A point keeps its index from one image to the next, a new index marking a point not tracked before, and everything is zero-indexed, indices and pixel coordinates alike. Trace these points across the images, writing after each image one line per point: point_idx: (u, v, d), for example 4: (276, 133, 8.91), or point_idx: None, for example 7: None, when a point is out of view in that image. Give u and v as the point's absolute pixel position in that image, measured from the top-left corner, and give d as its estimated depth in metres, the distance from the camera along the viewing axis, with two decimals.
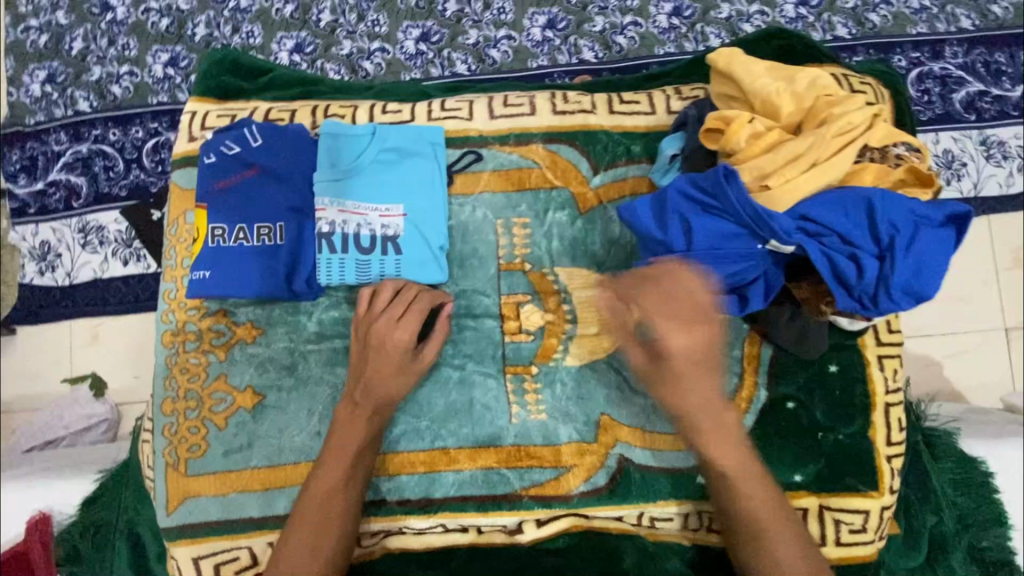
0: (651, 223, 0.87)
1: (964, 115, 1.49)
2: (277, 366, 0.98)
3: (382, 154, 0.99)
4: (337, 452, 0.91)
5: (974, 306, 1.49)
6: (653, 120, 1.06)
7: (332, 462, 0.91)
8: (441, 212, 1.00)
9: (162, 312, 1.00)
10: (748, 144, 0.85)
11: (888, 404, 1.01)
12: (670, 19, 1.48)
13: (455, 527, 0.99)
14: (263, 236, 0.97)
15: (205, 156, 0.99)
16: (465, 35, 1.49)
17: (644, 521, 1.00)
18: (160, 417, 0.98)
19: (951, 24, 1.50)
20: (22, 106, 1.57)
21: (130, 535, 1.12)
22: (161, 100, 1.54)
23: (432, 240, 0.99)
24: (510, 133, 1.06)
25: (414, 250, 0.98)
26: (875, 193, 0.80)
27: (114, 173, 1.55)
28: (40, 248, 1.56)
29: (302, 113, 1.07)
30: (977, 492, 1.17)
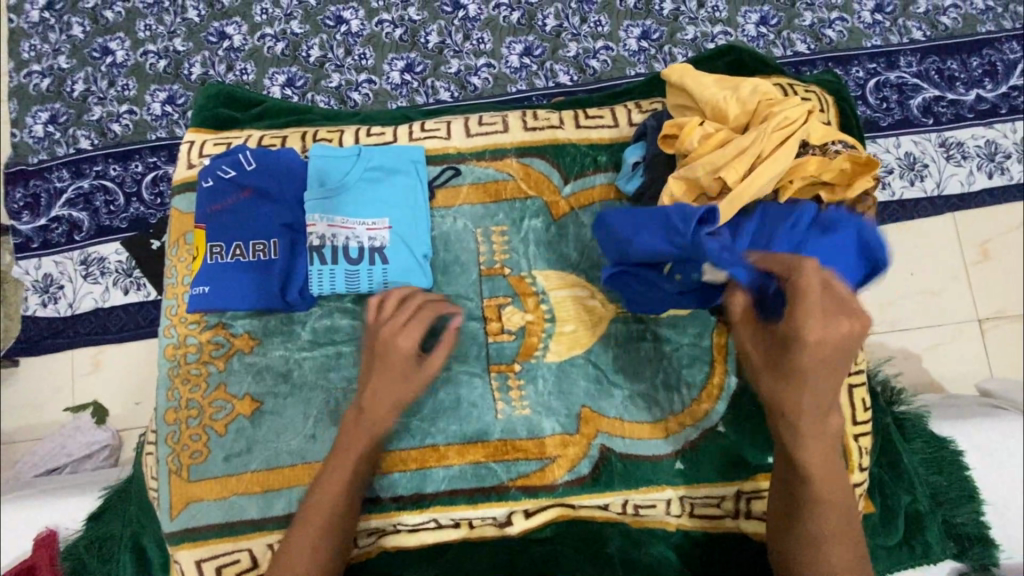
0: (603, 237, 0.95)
1: (922, 120, 1.59)
2: (274, 374, 1.04)
3: (367, 172, 1.08)
4: (343, 457, 0.96)
5: (946, 298, 1.57)
6: (616, 132, 1.14)
7: (336, 465, 0.95)
8: (424, 223, 1.08)
9: (164, 327, 1.06)
10: (700, 144, 0.92)
11: (851, 385, 1.07)
12: (639, 42, 1.59)
13: (447, 521, 1.03)
14: (258, 252, 1.04)
15: (204, 179, 1.07)
16: (447, 65, 1.60)
17: (629, 509, 1.05)
18: (163, 427, 1.03)
19: (904, 36, 1.61)
20: (26, 146, 1.66)
21: (134, 548, 1.16)
22: (160, 135, 1.63)
23: (416, 250, 1.07)
24: (486, 149, 1.14)
25: (398, 259, 1.06)
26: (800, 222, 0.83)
27: (115, 207, 1.62)
28: (42, 281, 1.62)
29: (292, 139, 1.16)
30: (948, 470, 1.23)
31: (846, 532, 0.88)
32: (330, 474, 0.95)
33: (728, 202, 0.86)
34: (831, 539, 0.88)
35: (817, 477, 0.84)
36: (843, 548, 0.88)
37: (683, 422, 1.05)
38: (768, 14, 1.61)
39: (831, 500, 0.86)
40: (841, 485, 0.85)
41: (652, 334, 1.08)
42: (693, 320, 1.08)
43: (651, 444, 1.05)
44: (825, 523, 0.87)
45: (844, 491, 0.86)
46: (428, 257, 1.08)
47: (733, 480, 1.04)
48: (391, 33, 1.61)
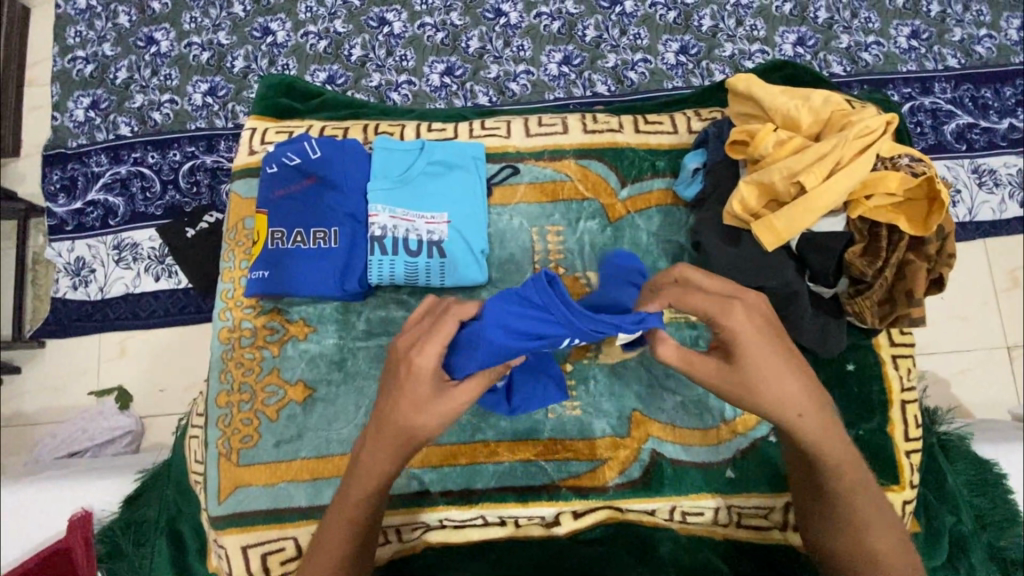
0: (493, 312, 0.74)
1: (955, 145, 1.59)
2: (327, 362, 1.04)
3: (428, 166, 1.08)
4: (367, 463, 0.86)
5: (978, 322, 1.56)
6: (675, 139, 1.15)
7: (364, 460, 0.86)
8: (482, 219, 1.08)
9: (219, 310, 1.07)
10: (775, 149, 0.93)
11: (904, 401, 1.06)
12: (677, 56, 1.61)
13: (495, 519, 1.02)
14: (319, 240, 1.05)
15: (268, 166, 1.08)
16: (486, 70, 1.61)
17: (676, 515, 1.04)
18: (213, 409, 1.02)
19: (939, 63, 1.62)
20: (66, 130, 1.67)
21: (168, 533, 1.15)
22: (199, 126, 1.64)
23: (474, 245, 1.06)
24: (545, 149, 1.15)
25: (456, 253, 1.05)
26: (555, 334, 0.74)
27: (151, 194, 1.62)
28: (74, 264, 1.62)
29: (354, 131, 1.17)
30: (992, 492, 1.22)
31: (880, 513, 0.87)
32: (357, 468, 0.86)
33: (804, 207, 0.88)
34: (865, 522, 0.87)
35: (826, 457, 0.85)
36: (881, 530, 0.87)
37: (736, 430, 1.04)
38: (806, 34, 1.62)
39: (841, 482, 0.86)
40: (853, 466, 0.86)
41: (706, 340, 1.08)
42: None
43: (700, 450, 1.04)
44: (856, 514, 0.87)
45: (856, 470, 0.86)
46: (484, 253, 1.07)
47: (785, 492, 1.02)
48: (433, 36, 1.63)
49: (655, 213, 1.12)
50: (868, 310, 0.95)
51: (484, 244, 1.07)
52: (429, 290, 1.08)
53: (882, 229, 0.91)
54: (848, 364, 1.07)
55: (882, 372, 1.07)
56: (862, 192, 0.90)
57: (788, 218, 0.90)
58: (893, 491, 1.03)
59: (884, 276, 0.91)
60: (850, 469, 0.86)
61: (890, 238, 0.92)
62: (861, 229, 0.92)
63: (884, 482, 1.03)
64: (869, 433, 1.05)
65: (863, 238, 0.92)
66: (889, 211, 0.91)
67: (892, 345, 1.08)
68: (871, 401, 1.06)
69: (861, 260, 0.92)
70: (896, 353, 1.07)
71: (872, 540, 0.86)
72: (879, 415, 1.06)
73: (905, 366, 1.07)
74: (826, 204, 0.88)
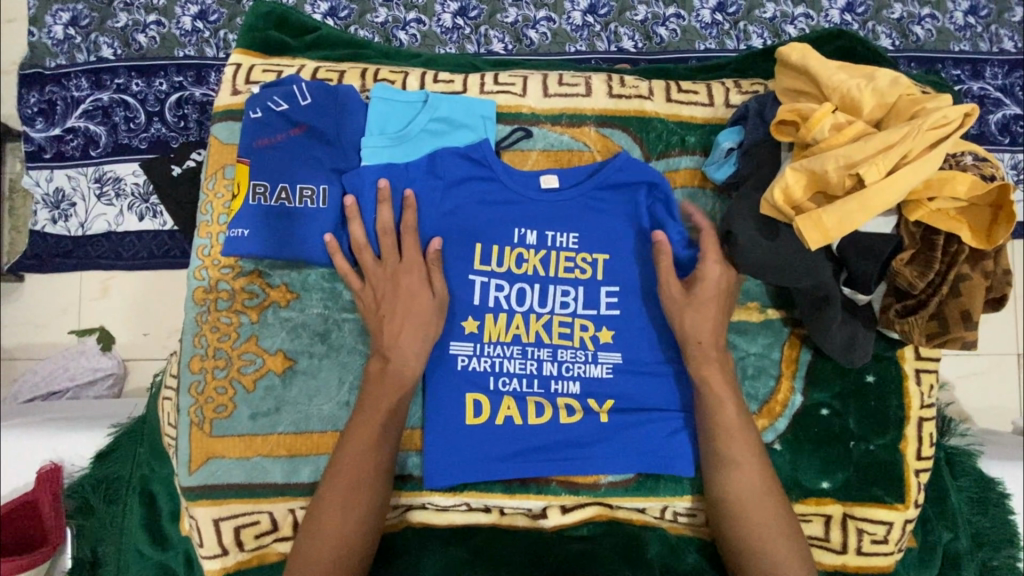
0: (462, 300, 0.95)
1: (997, 138, 1.45)
2: (310, 333, 0.97)
3: (431, 122, 0.97)
4: (332, 497, 0.88)
5: (995, 329, 1.48)
6: (711, 112, 1.03)
7: (360, 438, 0.90)
8: (489, 210, 0.96)
9: (194, 268, 0.98)
10: (829, 135, 0.82)
11: (921, 418, 1.00)
12: (713, 14, 1.44)
13: (479, 506, 1.00)
14: (305, 198, 0.94)
15: (252, 110, 0.96)
16: (504, 13, 1.44)
17: (667, 515, 1.01)
18: (186, 374, 0.95)
19: (994, 45, 1.46)
20: (42, 48, 1.49)
21: (142, 491, 1.09)
22: (188, 54, 1.48)
23: (479, 244, 0.96)
24: (564, 113, 1.03)
25: (457, 251, 0.96)
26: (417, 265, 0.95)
27: (135, 125, 1.49)
28: (53, 196, 1.49)
29: (351, 75, 1.05)
30: (992, 511, 1.19)
31: (780, 522, 0.90)
32: (354, 433, 0.90)
33: (860, 204, 0.77)
34: (781, 551, 0.89)
35: (728, 455, 0.92)
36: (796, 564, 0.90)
37: None
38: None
39: (762, 496, 0.91)
40: (752, 503, 0.91)
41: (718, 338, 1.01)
42: (765, 327, 1.01)
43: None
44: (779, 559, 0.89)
45: (775, 519, 0.90)
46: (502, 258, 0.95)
47: None
48: None
49: (679, 194, 1.02)
50: (917, 327, 0.88)
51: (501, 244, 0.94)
52: None
53: (938, 237, 0.83)
54: (867, 376, 1.00)
55: (903, 386, 1.00)
56: (924, 192, 0.81)
57: (836, 214, 0.78)
58: (895, 510, 0.99)
59: (938, 291, 0.84)
60: (766, 516, 0.90)
61: (946, 248, 0.83)
62: (913, 234, 0.83)
63: (887, 500, 0.99)
64: (881, 449, 0.99)
65: (915, 243, 0.83)
66: (951, 218, 0.82)
67: (916, 358, 1.00)
68: (887, 417, 1.00)
69: (910, 269, 0.83)
70: (920, 367, 1.00)
71: (734, 534, 0.92)
72: (893, 431, 1.00)
73: (928, 382, 1.01)
74: (882, 203, 0.77)
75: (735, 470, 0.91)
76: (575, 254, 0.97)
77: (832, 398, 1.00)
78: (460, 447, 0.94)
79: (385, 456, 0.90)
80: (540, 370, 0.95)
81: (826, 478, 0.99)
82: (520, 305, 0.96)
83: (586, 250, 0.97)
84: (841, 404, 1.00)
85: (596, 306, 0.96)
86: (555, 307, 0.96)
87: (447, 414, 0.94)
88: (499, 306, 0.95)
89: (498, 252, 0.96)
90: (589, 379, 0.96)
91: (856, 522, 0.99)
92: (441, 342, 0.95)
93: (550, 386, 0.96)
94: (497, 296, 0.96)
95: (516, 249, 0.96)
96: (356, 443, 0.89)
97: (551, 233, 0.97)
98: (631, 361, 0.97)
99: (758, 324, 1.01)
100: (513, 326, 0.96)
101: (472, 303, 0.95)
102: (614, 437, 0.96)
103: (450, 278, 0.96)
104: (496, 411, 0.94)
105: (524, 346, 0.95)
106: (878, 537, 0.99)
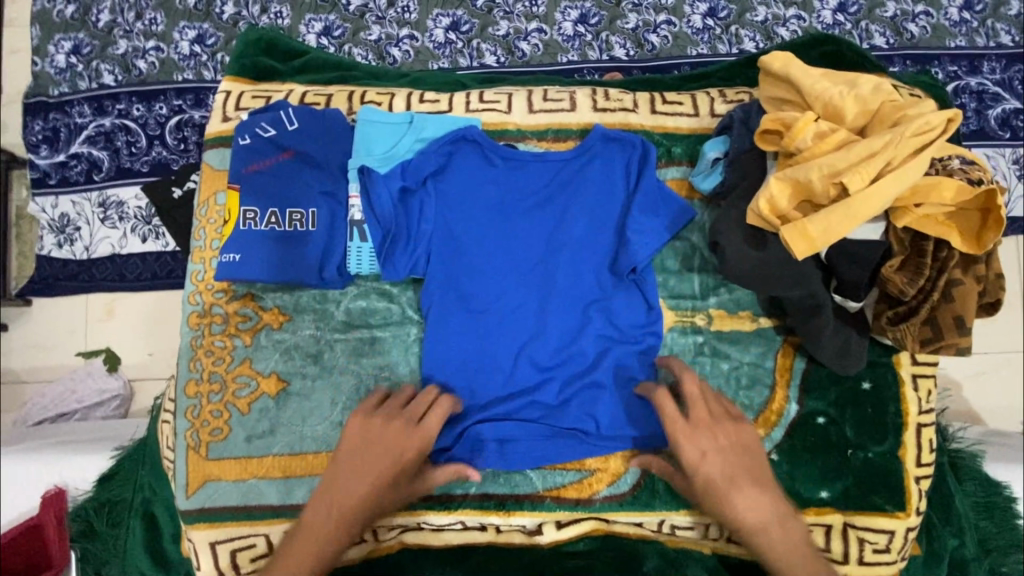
0: (484, 169, 0.98)
1: (998, 133, 1.43)
2: (303, 354, 0.98)
3: (417, 143, 0.98)
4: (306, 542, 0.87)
5: (1001, 328, 1.46)
6: (696, 122, 1.04)
7: (379, 452, 0.89)
8: (581, 195, 0.98)
9: (188, 293, 0.99)
10: (814, 143, 0.82)
11: (920, 424, 0.99)
12: (704, 19, 1.44)
13: (475, 525, 0.99)
14: (295, 222, 0.95)
15: (240, 136, 0.97)
16: (495, 26, 1.45)
17: (665, 528, 1.00)
18: (183, 399, 0.96)
19: (991, 39, 1.44)
20: (47, 77, 1.53)
21: (144, 513, 1.10)
22: (186, 77, 1.51)
23: (554, 194, 0.98)
24: (549, 128, 1.03)
25: (526, 190, 0.99)
26: (451, 174, 0.98)
27: (136, 149, 1.51)
28: (59, 220, 1.53)
29: (338, 98, 1.06)
30: (999, 516, 1.17)
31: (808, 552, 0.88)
32: (376, 445, 0.89)
33: (846, 213, 0.77)
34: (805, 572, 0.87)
35: (753, 488, 0.88)
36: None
37: None
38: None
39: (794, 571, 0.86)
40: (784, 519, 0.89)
41: (711, 349, 1.01)
42: (757, 337, 1.01)
43: None
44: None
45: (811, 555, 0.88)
46: (448, 166, 0.98)
47: None
48: None
49: None
50: (911, 334, 0.87)
51: (430, 203, 0.96)
52: (414, 281, 1.01)
53: (928, 243, 0.82)
54: (863, 383, 0.99)
55: (900, 392, 0.99)
56: (910, 199, 0.80)
57: (823, 223, 0.78)
58: (897, 518, 0.97)
59: (930, 298, 0.82)
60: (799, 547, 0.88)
61: (936, 253, 0.82)
62: (902, 239, 0.83)
63: (888, 509, 0.97)
64: (879, 457, 0.98)
65: (903, 248, 0.83)
66: (940, 223, 0.81)
67: (913, 364, 0.99)
68: (884, 423, 0.99)
69: (900, 276, 0.83)
70: (916, 372, 0.99)
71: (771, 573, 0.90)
72: (892, 438, 0.99)
73: (926, 387, 0.99)
74: (868, 212, 0.77)
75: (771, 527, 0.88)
76: (587, 204, 0.98)
77: (828, 406, 0.99)
78: (459, 382, 0.96)
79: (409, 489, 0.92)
80: (508, 270, 0.97)
81: (825, 487, 0.98)
82: (514, 190, 0.98)
83: (592, 210, 0.98)
84: (838, 412, 0.99)
85: (558, 211, 0.98)
86: (534, 210, 0.98)
87: (450, 330, 0.96)
88: (480, 186, 0.98)
89: (560, 190, 0.98)
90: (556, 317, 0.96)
91: (857, 531, 0.97)
92: (417, 225, 0.96)
93: (526, 317, 0.96)
94: (503, 192, 0.98)
95: (565, 195, 0.98)
96: (373, 457, 0.89)
97: (570, 198, 0.98)
98: (573, 311, 0.97)
99: (752, 334, 1.01)
100: (515, 220, 0.98)
101: (476, 192, 0.98)
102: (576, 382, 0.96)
103: (486, 185, 0.98)
104: (470, 344, 0.96)
105: (509, 253, 0.97)
106: (879, 546, 0.98)
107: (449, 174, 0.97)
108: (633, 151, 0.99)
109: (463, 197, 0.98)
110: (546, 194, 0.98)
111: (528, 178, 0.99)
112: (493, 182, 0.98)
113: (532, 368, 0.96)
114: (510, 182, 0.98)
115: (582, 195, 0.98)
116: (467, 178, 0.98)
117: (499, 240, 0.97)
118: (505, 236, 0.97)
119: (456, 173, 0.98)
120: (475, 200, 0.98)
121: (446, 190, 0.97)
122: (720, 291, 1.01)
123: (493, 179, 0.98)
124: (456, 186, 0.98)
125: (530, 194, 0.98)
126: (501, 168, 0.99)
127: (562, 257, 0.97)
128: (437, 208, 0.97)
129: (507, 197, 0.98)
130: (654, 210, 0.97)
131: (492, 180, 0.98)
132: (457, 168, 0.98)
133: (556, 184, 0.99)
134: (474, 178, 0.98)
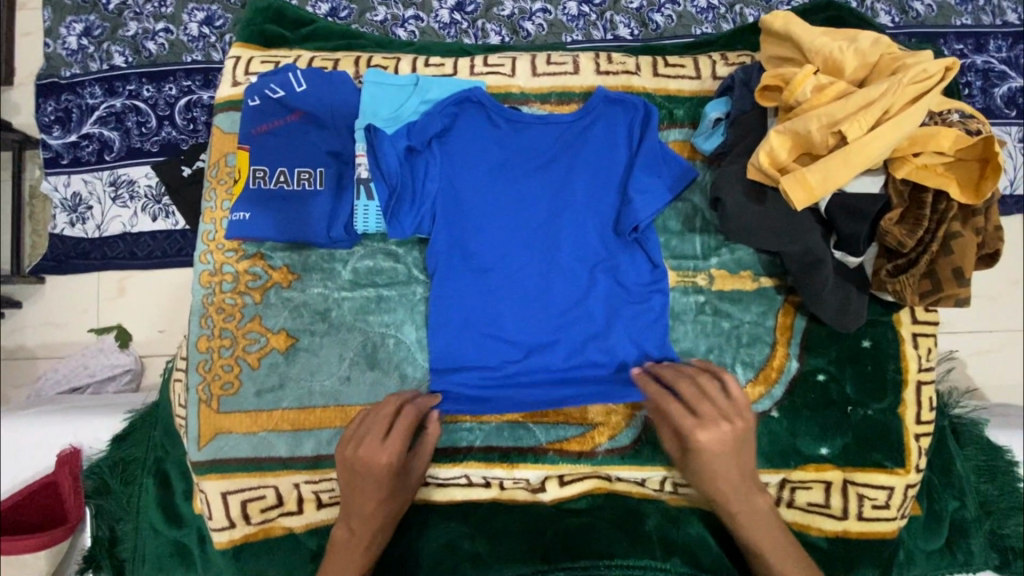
0: (487, 130, 1.00)
1: (1004, 111, 1.43)
2: (311, 312, 1.00)
3: (423, 104, 1.00)
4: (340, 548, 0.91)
5: (1005, 304, 1.45)
6: (698, 85, 1.05)
7: (370, 475, 0.89)
8: (582, 159, 0.99)
9: (200, 252, 1.01)
10: (813, 95, 0.83)
11: (919, 382, 1.00)
12: None
13: (479, 480, 1.01)
14: (303, 180, 0.97)
15: (250, 98, 1.00)
16: (500, 7, 1.46)
17: (667, 486, 1.03)
18: (194, 354, 0.98)
19: (997, 17, 1.44)
20: (59, 58, 1.54)
21: (157, 472, 1.13)
22: (195, 58, 1.53)
23: (557, 159, 1.00)
24: (552, 91, 1.05)
25: (527, 155, 1.00)
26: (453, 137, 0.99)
27: (147, 129, 1.54)
28: (71, 200, 1.55)
29: (345, 63, 1.08)
30: (1001, 480, 1.17)
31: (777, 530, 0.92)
32: (368, 474, 0.89)
33: (844, 160, 0.78)
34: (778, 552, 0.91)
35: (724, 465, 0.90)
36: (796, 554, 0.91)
37: None
38: None
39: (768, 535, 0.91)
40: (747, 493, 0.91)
41: (712, 308, 1.02)
42: (758, 296, 1.02)
43: None
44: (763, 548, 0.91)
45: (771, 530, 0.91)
46: (451, 129, 0.99)
47: (780, 467, 0.99)
48: None
49: None
50: (909, 287, 0.88)
51: (435, 164, 0.98)
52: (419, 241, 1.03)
53: (927, 194, 0.83)
54: (864, 341, 1.00)
55: (900, 351, 1.00)
56: (909, 148, 0.81)
57: (821, 171, 0.79)
58: (896, 474, 0.98)
59: (929, 248, 0.83)
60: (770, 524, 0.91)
61: (935, 206, 0.83)
62: (900, 192, 0.84)
63: (887, 465, 0.98)
64: (879, 414, 0.99)
65: (902, 201, 0.84)
66: (939, 174, 0.82)
67: (913, 323, 1.00)
68: (884, 381, 1.00)
69: (898, 228, 0.84)
70: (916, 331, 1.00)
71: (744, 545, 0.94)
72: (892, 395, 1.00)
73: (926, 345, 1.00)
74: (866, 159, 0.78)
75: (741, 525, 0.92)
76: (592, 168, 0.99)
77: (828, 363, 1.00)
78: (462, 342, 0.98)
79: (413, 482, 0.95)
80: (511, 233, 0.98)
81: (824, 444, 0.99)
82: (517, 153, 1.00)
83: (595, 174, 0.99)
84: (838, 370, 1.00)
85: (561, 175, 0.99)
86: (537, 173, 0.99)
87: (453, 291, 0.98)
88: (482, 148, 0.99)
89: (563, 154, 1.00)
90: (558, 279, 0.98)
91: (856, 487, 0.99)
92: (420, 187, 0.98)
93: (530, 279, 0.98)
94: (505, 156, 1.00)
95: (568, 159, 1.00)
96: (366, 481, 0.90)
97: (572, 161, 0.99)
98: (578, 275, 0.98)
99: (752, 293, 1.02)
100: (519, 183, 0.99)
101: (478, 156, 0.99)
102: (581, 345, 0.98)
103: (487, 148, 1.00)
104: (474, 302, 0.98)
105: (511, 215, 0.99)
106: (879, 502, 0.99)
107: (452, 137, 0.99)
108: (635, 113, 1.00)
109: (463, 159, 0.99)
110: (550, 157, 1.00)
111: (530, 142, 1.00)
112: (495, 145, 1.00)
113: (536, 328, 0.97)
114: (514, 146, 1.00)
115: (585, 159, 0.99)
116: (467, 140, 0.99)
117: (501, 201, 0.99)
118: (505, 200, 0.99)
119: (459, 137, 0.99)
120: (476, 162, 0.99)
121: (448, 152, 0.99)
122: (721, 251, 1.03)
123: (495, 142, 1.00)
124: (459, 148, 0.99)
125: (532, 156, 1.00)
126: (501, 131, 1.00)
127: (563, 220, 0.98)
128: (440, 171, 0.98)
129: (510, 161, 1.00)
130: (655, 169, 0.98)
131: (495, 144, 1.00)
132: (458, 131, 0.99)
133: (559, 147, 1.00)
134: (475, 141, 1.00)
